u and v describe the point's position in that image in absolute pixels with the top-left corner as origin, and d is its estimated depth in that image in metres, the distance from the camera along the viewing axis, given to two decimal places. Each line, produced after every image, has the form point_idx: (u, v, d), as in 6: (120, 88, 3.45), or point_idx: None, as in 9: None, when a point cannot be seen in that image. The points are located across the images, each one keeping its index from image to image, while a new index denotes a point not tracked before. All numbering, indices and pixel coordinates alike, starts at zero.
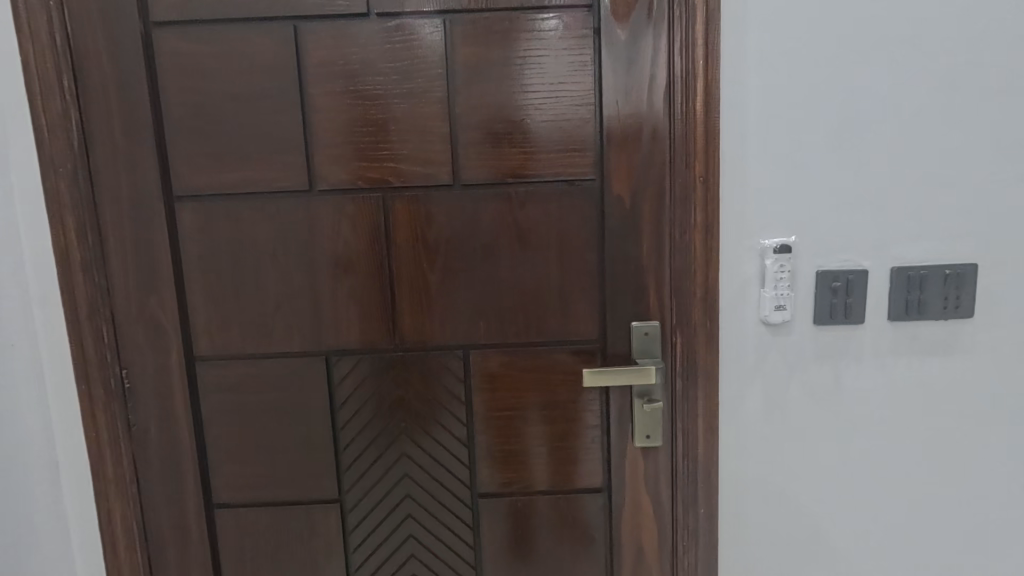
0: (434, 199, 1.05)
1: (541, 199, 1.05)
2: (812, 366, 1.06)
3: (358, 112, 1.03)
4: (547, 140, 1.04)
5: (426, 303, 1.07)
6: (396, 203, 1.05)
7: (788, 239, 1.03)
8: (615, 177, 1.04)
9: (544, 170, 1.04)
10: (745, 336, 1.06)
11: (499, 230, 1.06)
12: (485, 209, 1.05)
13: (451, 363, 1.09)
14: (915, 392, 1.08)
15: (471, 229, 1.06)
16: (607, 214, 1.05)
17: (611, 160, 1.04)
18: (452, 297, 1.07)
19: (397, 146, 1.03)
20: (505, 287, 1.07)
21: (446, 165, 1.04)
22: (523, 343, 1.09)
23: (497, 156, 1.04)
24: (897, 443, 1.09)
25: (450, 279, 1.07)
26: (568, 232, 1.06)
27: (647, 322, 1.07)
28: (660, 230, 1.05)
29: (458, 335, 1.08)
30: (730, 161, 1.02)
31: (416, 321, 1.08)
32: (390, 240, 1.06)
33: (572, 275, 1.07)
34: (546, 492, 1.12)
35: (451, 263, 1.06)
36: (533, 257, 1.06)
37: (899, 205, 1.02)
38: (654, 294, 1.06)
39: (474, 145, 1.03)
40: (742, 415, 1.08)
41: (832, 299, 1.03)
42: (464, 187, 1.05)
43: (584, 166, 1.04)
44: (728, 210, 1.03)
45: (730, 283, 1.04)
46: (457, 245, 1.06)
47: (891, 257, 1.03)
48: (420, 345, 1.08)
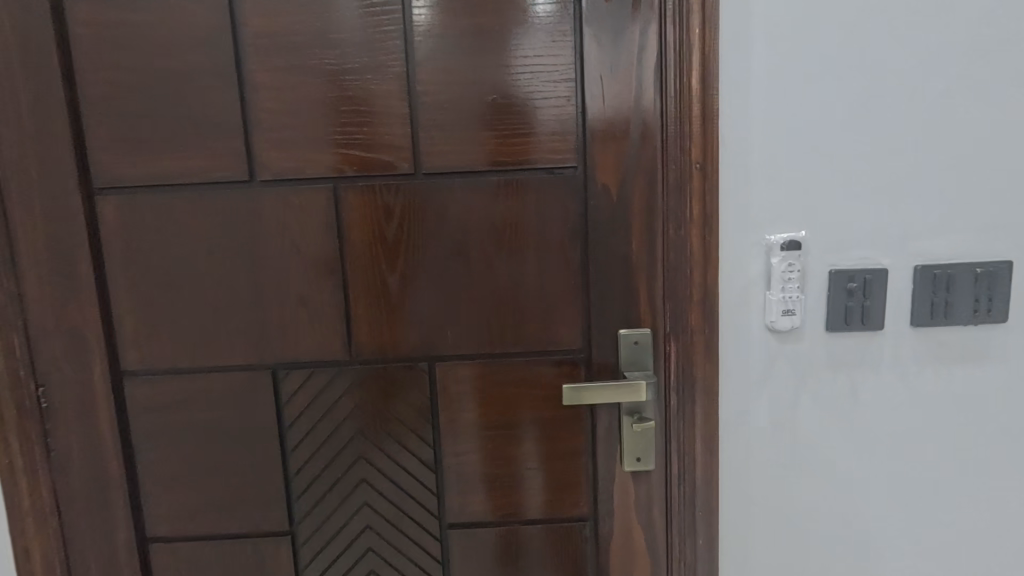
0: (393, 189, 0.92)
1: (516, 190, 0.92)
2: (825, 378, 0.94)
3: (304, 90, 0.89)
4: (521, 123, 0.91)
5: (385, 309, 0.94)
6: (351, 196, 0.92)
7: (798, 234, 0.90)
8: (600, 164, 0.91)
9: (519, 157, 0.91)
10: (749, 345, 0.93)
11: (468, 226, 0.93)
12: (452, 200, 0.92)
13: (414, 377, 0.96)
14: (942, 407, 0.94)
15: (436, 223, 0.93)
16: (591, 207, 0.92)
17: (595, 144, 0.91)
18: (415, 302, 0.94)
19: (350, 129, 0.90)
20: (476, 291, 0.94)
21: (406, 152, 0.91)
22: (496, 353, 0.95)
23: (464, 141, 0.91)
24: (923, 465, 0.96)
25: (412, 282, 0.94)
26: (548, 227, 0.93)
27: (637, 329, 0.94)
28: (652, 224, 0.92)
29: (423, 344, 0.95)
30: (732, 144, 0.89)
31: (374, 329, 0.94)
32: (344, 238, 0.92)
33: (553, 277, 0.94)
34: (536, 521, 0.99)
35: (414, 263, 0.93)
36: (507, 255, 0.93)
37: (925, 194, 0.89)
38: (646, 297, 0.94)
39: (438, 128, 0.90)
40: (747, 435, 0.95)
41: (848, 301, 0.91)
42: (426, 177, 0.92)
43: (565, 152, 0.91)
44: (729, 200, 0.90)
45: (732, 285, 0.92)
46: (420, 243, 0.93)
47: (915, 253, 0.90)
48: (380, 356, 0.95)
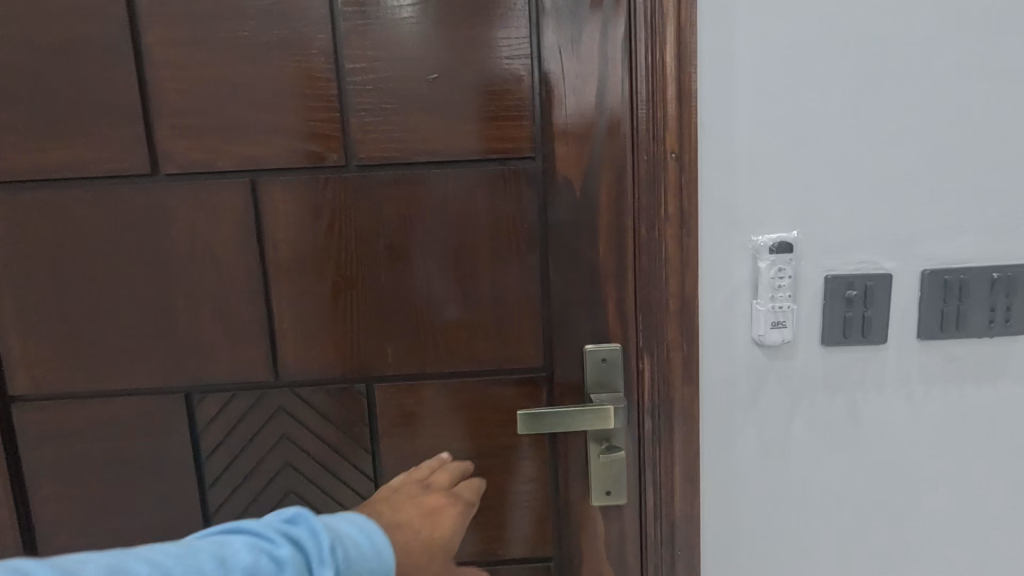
0: (322, 184, 0.79)
1: (464, 186, 0.80)
2: (821, 399, 0.82)
3: (212, 69, 0.76)
4: (468, 108, 0.78)
5: (317, 323, 0.82)
6: (272, 192, 0.79)
7: (789, 234, 0.78)
8: (560, 156, 0.80)
9: (468, 147, 0.79)
10: (733, 362, 0.81)
11: (410, 227, 0.80)
12: (392, 196, 0.79)
13: (350, 400, 0.83)
14: (954, 430, 0.83)
15: (374, 224, 0.80)
16: (550, 205, 0.81)
17: (555, 132, 0.79)
18: (351, 314, 0.82)
19: (270, 114, 0.77)
20: (421, 301, 0.82)
21: (336, 140, 0.78)
22: (445, 372, 0.83)
23: (403, 129, 0.78)
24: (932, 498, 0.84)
25: (346, 293, 0.81)
26: (503, 228, 0.81)
27: (605, 345, 0.83)
28: (620, 224, 0.81)
29: (363, 363, 0.83)
30: (712, 131, 0.77)
31: (305, 346, 0.82)
32: (266, 241, 0.80)
33: (509, 285, 0.82)
34: (499, 561, 0.88)
35: (348, 271, 0.81)
36: (458, 259, 0.81)
37: (934, 189, 0.78)
38: (614, 307, 0.83)
39: (373, 113, 0.78)
40: (732, 464, 0.83)
41: (846, 311, 0.79)
42: (361, 170, 0.79)
43: (521, 140, 0.79)
44: (710, 196, 0.78)
45: (714, 294, 0.80)
46: (355, 247, 0.80)
47: (923, 256, 0.79)
48: (310, 377, 0.83)
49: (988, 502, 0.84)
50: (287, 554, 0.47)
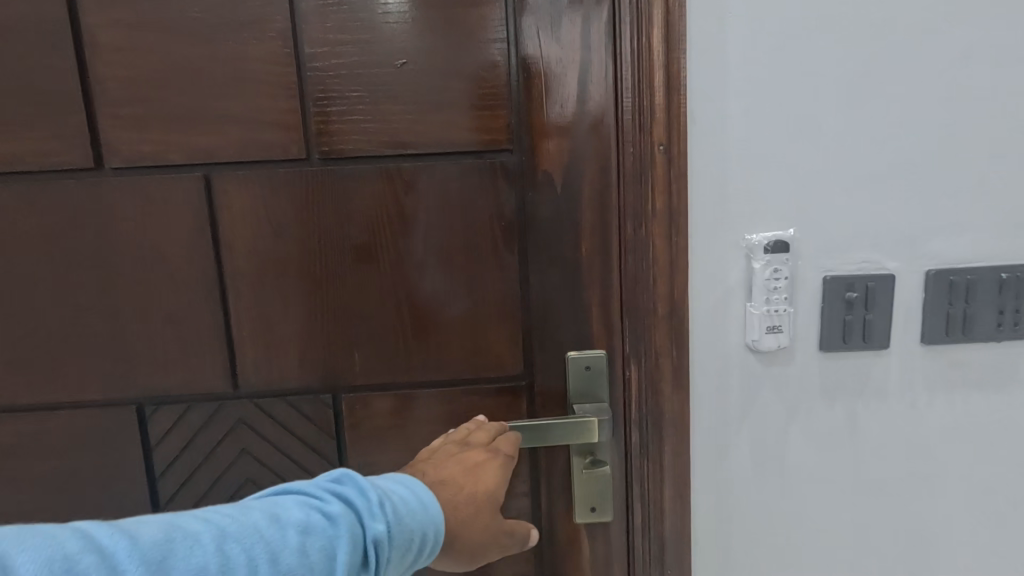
0: (282, 179, 0.73)
1: (437, 180, 0.74)
2: (819, 408, 0.77)
3: (160, 54, 0.70)
4: (439, 96, 0.72)
5: (278, 328, 0.76)
6: (228, 188, 0.73)
7: (785, 232, 0.73)
8: (540, 148, 0.74)
9: (440, 139, 0.73)
10: (726, 369, 0.76)
11: (379, 226, 0.74)
12: (359, 192, 0.74)
13: (315, 413, 0.78)
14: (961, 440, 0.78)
15: (340, 222, 0.74)
16: (528, 201, 0.75)
17: (534, 122, 0.74)
18: (316, 320, 0.76)
19: (223, 103, 0.71)
20: (391, 304, 0.76)
21: (296, 131, 0.72)
22: (419, 381, 0.78)
23: (369, 118, 0.72)
24: (937, 511, 0.79)
25: (310, 296, 0.75)
26: (479, 226, 0.75)
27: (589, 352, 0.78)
28: (604, 221, 0.75)
29: (330, 371, 0.77)
30: (703, 122, 0.71)
31: (266, 354, 0.76)
32: (222, 240, 0.74)
33: (486, 288, 0.76)
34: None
35: (312, 273, 0.75)
36: (431, 259, 0.75)
37: (940, 182, 0.72)
38: (598, 310, 0.77)
39: (336, 101, 0.72)
40: (726, 477, 0.78)
41: (846, 314, 0.74)
42: (324, 164, 0.73)
43: (498, 131, 0.73)
44: (701, 192, 0.72)
45: (705, 296, 0.75)
46: (319, 247, 0.74)
47: (928, 255, 0.73)
48: (273, 387, 0.77)
49: (996, 515, 0.80)
50: (338, 508, 0.49)
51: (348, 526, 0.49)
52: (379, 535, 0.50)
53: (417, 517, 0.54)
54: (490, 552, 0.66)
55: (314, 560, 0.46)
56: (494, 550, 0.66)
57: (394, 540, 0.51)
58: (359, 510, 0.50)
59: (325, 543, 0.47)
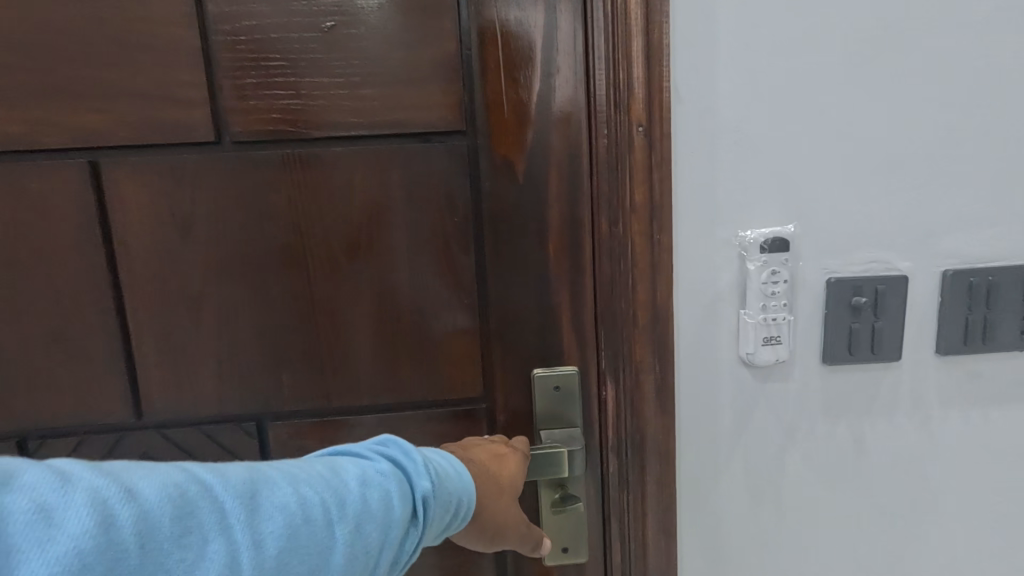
0: (188, 167, 0.61)
1: (377, 169, 0.62)
2: (822, 429, 0.67)
3: (27, 13, 0.57)
4: (377, 67, 0.60)
5: (190, 345, 0.64)
6: (121, 180, 0.60)
7: (785, 228, 0.63)
8: (498, 130, 0.63)
9: (378, 118, 0.61)
10: (717, 386, 0.66)
11: (309, 223, 0.63)
12: (285, 181, 0.62)
13: (237, 447, 0.66)
14: (985, 464, 0.68)
15: (262, 218, 0.62)
16: (484, 195, 0.64)
17: (490, 99, 0.62)
18: (235, 334, 0.64)
19: (107, 75, 0.58)
20: (326, 316, 0.65)
21: (202, 110, 0.60)
22: (361, 404, 0.67)
23: (292, 94, 0.60)
24: (955, 544, 0.70)
25: (227, 307, 0.63)
26: (428, 222, 0.64)
27: (559, 369, 0.67)
28: (574, 215, 0.64)
29: (253, 395, 0.65)
30: (690, 99, 0.61)
31: (174, 377, 0.64)
32: (116, 241, 0.61)
33: (437, 295, 0.65)
34: None
35: (229, 279, 0.63)
36: (372, 262, 0.64)
37: (961, 170, 0.63)
38: (569, 320, 0.67)
39: (250, 72, 0.59)
40: (718, 509, 0.68)
41: (852, 322, 0.65)
42: (238, 149, 0.61)
43: (447, 110, 0.62)
44: (686, 182, 0.62)
45: (692, 302, 0.64)
46: (235, 249, 0.62)
47: (944, 254, 0.64)
48: (185, 414, 0.65)
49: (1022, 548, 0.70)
50: (390, 464, 0.46)
51: (401, 480, 0.45)
52: (430, 489, 0.47)
53: (459, 476, 0.51)
54: (514, 540, 0.60)
55: (375, 510, 0.42)
56: (518, 537, 0.60)
57: (440, 496, 0.48)
58: (409, 465, 0.47)
59: (383, 494, 0.43)
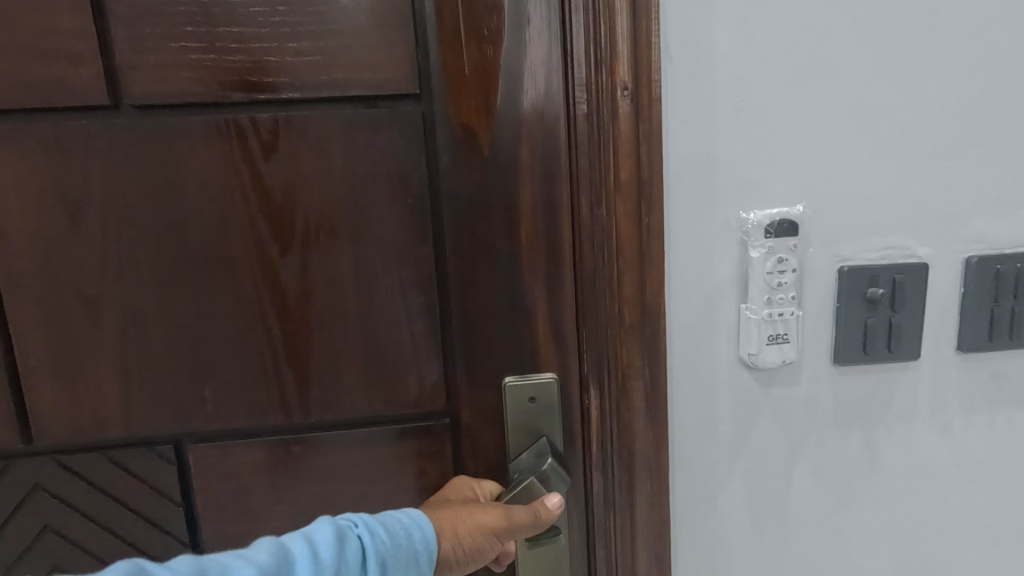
0: (92, 135, 0.55)
1: (313, 139, 0.54)
2: (833, 437, 0.59)
3: None
4: (307, 19, 0.52)
5: (87, 350, 0.58)
6: (22, 150, 0.55)
7: (792, 209, 0.55)
8: (457, 94, 0.53)
9: (307, 79, 0.53)
10: (715, 392, 0.57)
11: (227, 205, 0.56)
12: (207, 150, 0.55)
13: (146, 471, 0.60)
14: (1008, 472, 0.61)
15: (185, 193, 0.56)
16: (442, 172, 0.55)
17: (444, 57, 0.53)
18: (160, 322, 0.58)
19: (15, 41, 0.53)
20: (256, 312, 0.57)
21: (92, 67, 0.54)
22: (301, 406, 0.59)
23: (200, 50, 0.53)
24: (975, 560, 0.63)
25: (132, 305, 0.57)
26: (375, 202, 0.55)
27: (536, 379, 0.58)
28: (551, 197, 0.55)
29: (181, 390, 0.59)
30: (682, 59, 0.52)
31: (69, 383, 0.58)
32: (21, 219, 0.55)
33: (383, 294, 0.57)
34: None
35: (146, 261, 0.57)
36: (311, 245, 0.56)
37: (988, 140, 0.55)
38: (547, 320, 0.57)
39: (147, 23, 0.53)
40: (716, 532, 0.60)
41: (866, 317, 0.57)
42: (140, 114, 0.55)
43: (390, 68, 0.53)
44: (680, 157, 0.53)
45: (686, 295, 0.56)
46: (143, 241, 0.57)
47: (966, 238, 0.56)
48: (104, 410, 0.59)
49: None
50: (331, 519, 0.45)
51: (345, 529, 0.45)
52: (376, 528, 0.46)
53: (412, 513, 0.50)
54: (518, 520, 0.52)
55: (324, 556, 0.41)
56: (516, 510, 0.52)
57: (393, 538, 0.46)
58: (357, 516, 0.47)
59: (331, 533, 0.43)
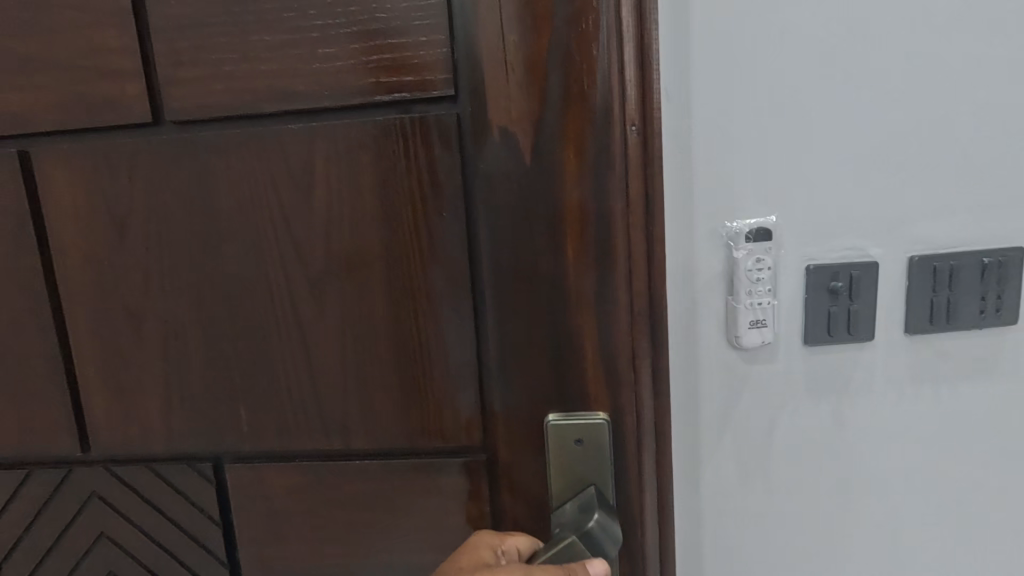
0: (127, 167, 0.60)
1: (346, 153, 0.58)
2: (804, 409, 0.69)
3: (12, 26, 0.58)
4: (336, 21, 0.55)
5: (135, 361, 0.63)
6: (79, 176, 0.60)
7: (767, 219, 0.65)
8: (492, 100, 0.55)
9: (339, 88, 0.57)
10: (707, 369, 0.68)
11: (264, 218, 0.60)
12: (246, 164, 0.59)
13: (187, 487, 0.66)
14: (952, 437, 0.71)
15: (227, 208, 0.60)
16: (473, 182, 0.57)
17: (482, 58, 0.54)
18: (204, 327, 0.62)
19: (75, 75, 0.59)
20: (295, 311, 0.61)
21: (133, 84, 0.58)
22: (335, 400, 0.63)
23: (235, 61, 0.57)
24: (932, 512, 0.72)
25: (172, 320, 0.62)
26: (406, 210, 0.59)
27: (587, 419, 0.60)
28: (604, 213, 0.56)
29: (222, 389, 0.63)
30: (678, 102, 0.63)
31: (122, 383, 0.63)
32: (85, 239, 0.61)
33: (413, 300, 0.60)
34: None
35: (189, 276, 0.61)
36: (346, 251, 0.60)
37: (927, 159, 0.65)
38: (593, 329, 0.58)
39: (183, 36, 0.57)
40: (711, 487, 0.70)
41: (829, 305, 0.67)
42: (178, 129, 0.59)
43: (420, 70, 0.56)
44: (676, 174, 0.64)
45: (681, 287, 0.67)
46: (182, 257, 0.61)
47: (913, 239, 0.67)
48: (154, 411, 0.64)
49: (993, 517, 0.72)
50: None
51: None
52: None
53: None
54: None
55: None
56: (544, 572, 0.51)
57: None
58: None
59: None
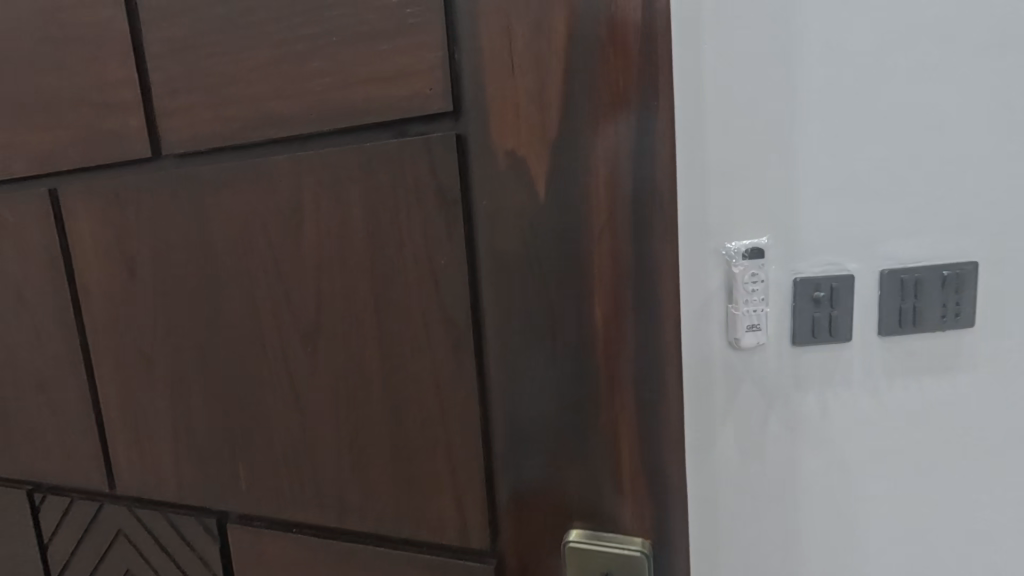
0: (134, 208, 0.59)
1: (331, 187, 0.51)
2: (793, 402, 0.76)
3: (39, 72, 0.60)
4: (316, 33, 0.48)
5: (150, 398, 0.62)
6: (97, 219, 0.61)
7: (760, 239, 0.73)
8: (501, 119, 0.43)
9: (327, 109, 0.49)
10: (709, 368, 0.75)
11: (257, 258, 0.55)
12: (238, 197, 0.55)
13: (191, 539, 0.65)
14: (926, 425, 0.79)
15: (221, 243, 0.56)
16: (477, 221, 0.45)
17: (486, 65, 0.42)
18: (207, 367, 0.59)
19: (91, 114, 0.59)
20: (289, 361, 0.55)
21: (138, 117, 0.57)
22: (329, 461, 0.55)
23: (224, 85, 0.52)
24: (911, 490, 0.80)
25: (181, 359, 0.60)
26: (398, 252, 0.49)
27: (620, 546, 0.44)
28: (648, 268, 0.41)
29: (223, 433, 0.60)
30: (686, 138, 0.70)
31: (139, 419, 0.63)
32: (104, 276, 0.61)
33: (407, 358, 0.50)
34: None
35: (193, 315, 0.59)
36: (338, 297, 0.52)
37: (895, 188, 0.73)
38: (631, 421, 0.43)
39: (176, 62, 0.54)
40: (715, 472, 0.77)
41: (814, 312, 0.74)
42: (175, 162, 0.57)
43: (413, 80, 0.45)
44: (683, 200, 0.72)
45: (688, 295, 0.74)
46: (185, 296, 0.59)
47: (885, 255, 0.75)
48: (165, 451, 0.63)
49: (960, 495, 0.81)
50: None
51: None
52: None
53: None
54: None
55: None
56: None
57: None
58: None
59: None
